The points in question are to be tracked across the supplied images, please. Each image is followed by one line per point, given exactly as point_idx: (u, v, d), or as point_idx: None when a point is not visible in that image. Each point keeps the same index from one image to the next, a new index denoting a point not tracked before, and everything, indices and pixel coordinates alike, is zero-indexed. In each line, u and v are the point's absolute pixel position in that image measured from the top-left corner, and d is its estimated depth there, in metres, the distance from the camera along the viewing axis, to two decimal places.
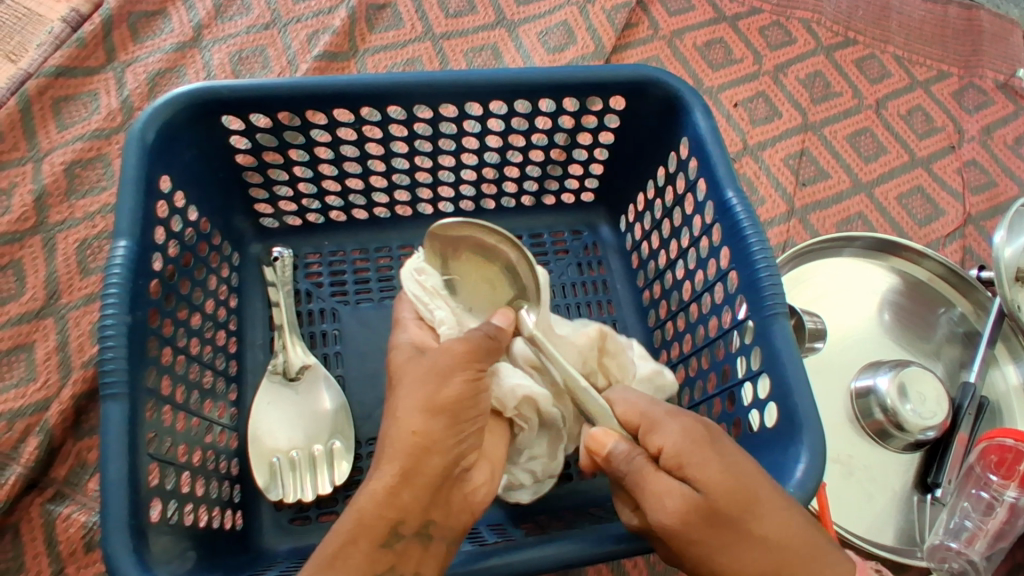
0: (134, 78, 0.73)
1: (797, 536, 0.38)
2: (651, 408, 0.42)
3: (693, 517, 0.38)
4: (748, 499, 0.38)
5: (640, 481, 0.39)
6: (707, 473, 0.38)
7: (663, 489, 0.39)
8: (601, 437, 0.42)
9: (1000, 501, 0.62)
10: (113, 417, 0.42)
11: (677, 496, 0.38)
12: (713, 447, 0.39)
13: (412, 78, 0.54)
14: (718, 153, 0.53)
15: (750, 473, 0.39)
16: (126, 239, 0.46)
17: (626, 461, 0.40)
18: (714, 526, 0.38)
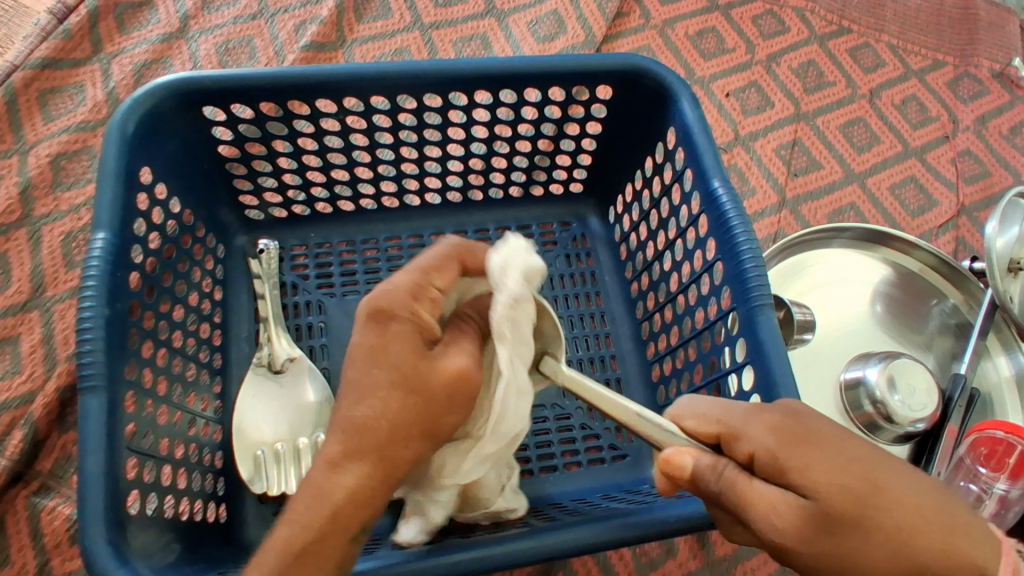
0: (120, 70, 0.73)
1: (933, 515, 0.33)
2: (723, 414, 0.38)
3: (812, 526, 0.33)
4: (866, 491, 0.33)
5: (743, 497, 0.35)
6: (810, 474, 0.34)
7: (772, 499, 0.35)
8: (675, 457, 0.37)
9: (989, 493, 0.60)
10: (91, 410, 0.42)
11: (790, 507, 0.34)
12: (809, 443, 0.35)
13: (395, 69, 0.54)
14: (705, 143, 0.53)
15: (862, 459, 0.35)
16: (105, 231, 0.46)
17: (719, 477, 0.36)
18: (835, 532, 0.33)
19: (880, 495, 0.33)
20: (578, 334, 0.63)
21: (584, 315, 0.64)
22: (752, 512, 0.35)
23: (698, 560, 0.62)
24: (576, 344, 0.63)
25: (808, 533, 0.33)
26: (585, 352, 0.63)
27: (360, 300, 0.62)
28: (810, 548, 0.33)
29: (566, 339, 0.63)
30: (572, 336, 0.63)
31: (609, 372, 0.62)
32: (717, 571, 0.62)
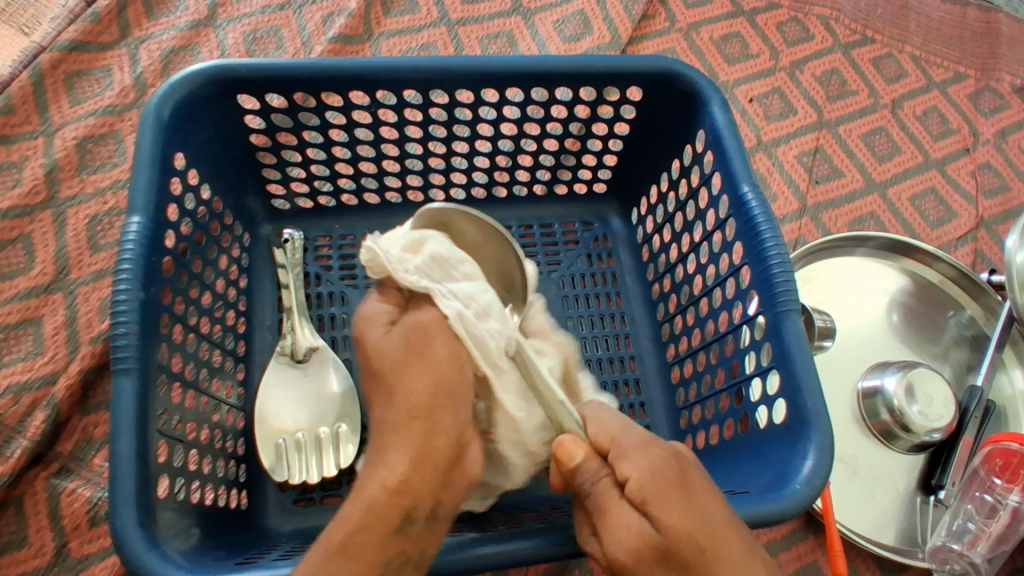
0: (147, 55, 0.73)
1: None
2: (624, 433, 0.40)
3: (649, 556, 0.36)
4: (709, 543, 0.36)
5: (605, 508, 0.38)
6: (661, 519, 0.36)
7: (620, 520, 0.37)
8: (568, 448, 0.41)
9: (1003, 504, 0.61)
10: (123, 393, 0.42)
11: (630, 535, 0.37)
12: (682, 487, 0.37)
13: (431, 63, 0.54)
14: (735, 147, 0.53)
15: (722, 515, 0.37)
16: (141, 215, 0.46)
17: (592, 484, 0.40)
18: (668, 566, 0.36)
19: (718, 564, 0.35)
20: (598, 334, 0.64)
21: (604, 315, 0.64)
22: (606, 527, 0.38)
23: None
24: (596, 343, 0.63)
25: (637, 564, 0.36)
26: (605, 352, 0.63)
27: None
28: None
29: (586, 338, 0.63)
30: (592, 335, 0.63)
31: (627, 372, 0.63)
32: None
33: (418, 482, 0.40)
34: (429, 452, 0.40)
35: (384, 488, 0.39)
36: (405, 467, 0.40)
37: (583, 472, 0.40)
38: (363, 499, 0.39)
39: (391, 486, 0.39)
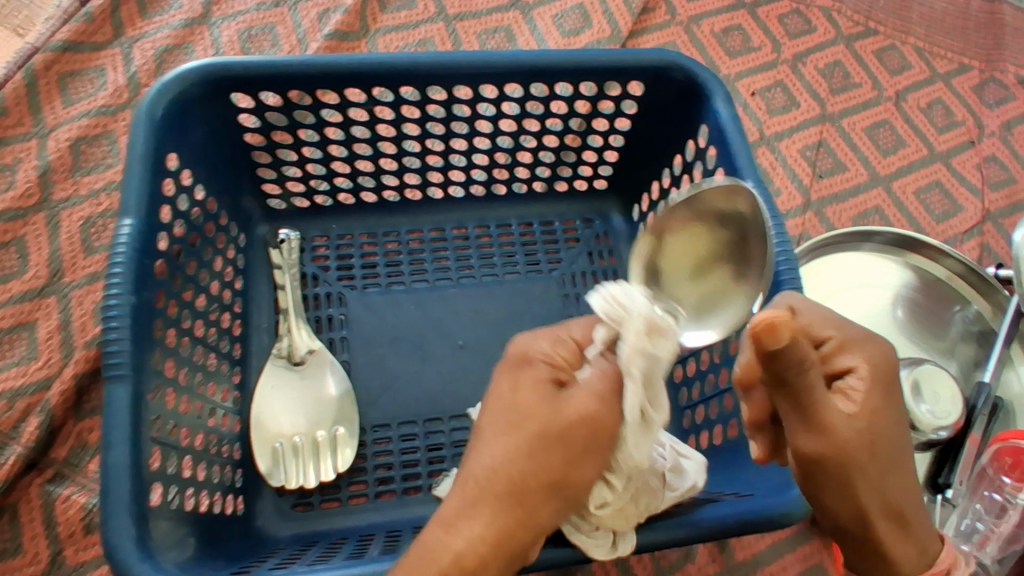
0: (141, 55, 0.72)
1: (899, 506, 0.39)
2: (842, 325, 0.40)
3: (863, 447, 0.37)
4: (896, 441, 0.38)
5: (814, 407, 0.36)
6: (874, 425, 0.37)
7: (831, 424, 0.36)
8: (779, 326, 0.33)
9: (1014, 504, 0.60)
10: (116, 401, 0.42)
11: (830, 437, 0.36)
12: (889, 391, 0.38)
13: (427, 59, 0.53)
14: (739, 142, 0.52)
15: (890, 421, 0.38)
16: (133, 217, 0.45)
17: (797, 370, 0.35)
18: (876, 457, 0.37)
19: (894, 472, 0.38)
20: None
21: None
22: (801, 418, 0.36)
23: (717, 564, 0.59)
24: None
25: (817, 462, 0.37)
26: None
27: (381, 294, 0.62)
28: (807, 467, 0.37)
29: None
30: None
31: None
32: None
33: (494, 558, 0.36)
34: (516, 531, 0.36)
35: (459, 564, 0.35)
36: (483, 538, 0.36)
37: (778, 346, 0.33)
38: (427, 556, 0.36)
39: (465, 564, 0.35)
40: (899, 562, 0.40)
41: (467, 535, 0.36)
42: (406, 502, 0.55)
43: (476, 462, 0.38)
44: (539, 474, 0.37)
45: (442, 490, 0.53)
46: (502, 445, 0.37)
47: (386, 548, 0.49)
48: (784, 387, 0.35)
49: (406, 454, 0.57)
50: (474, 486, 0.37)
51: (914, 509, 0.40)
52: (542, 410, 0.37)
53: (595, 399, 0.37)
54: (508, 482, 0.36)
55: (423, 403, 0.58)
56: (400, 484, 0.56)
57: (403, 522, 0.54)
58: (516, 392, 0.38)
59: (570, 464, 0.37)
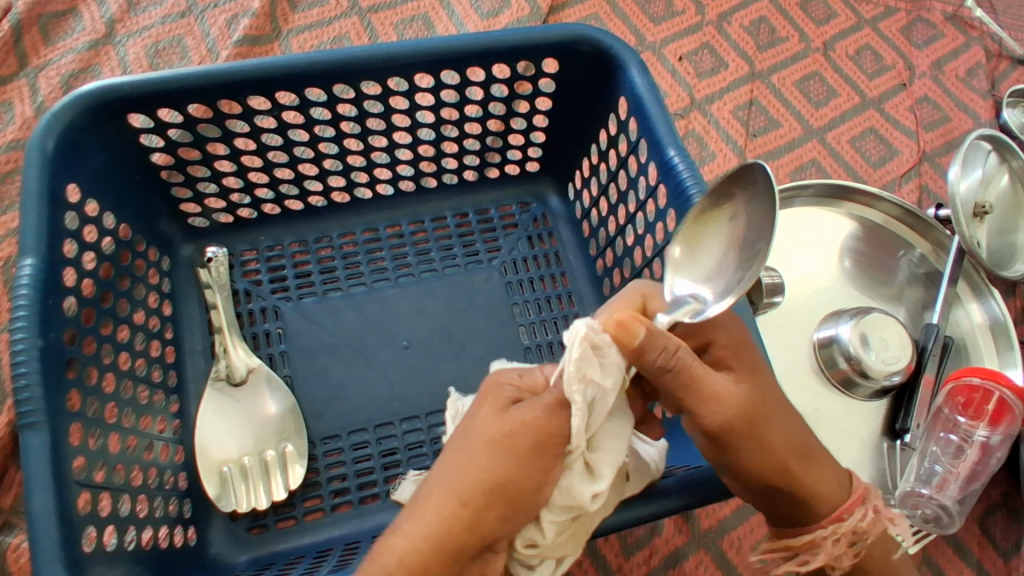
0: (47, 83, 0.69)
1: (799, 455, 0.38)
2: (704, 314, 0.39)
3: (740, 418, 0.36)
4: (771, 407, 0.38)
5: (689, 384, 0.36)
6: (755, 382, 0.38)
7: (715, 389, 0.36)
8: (630, 324, 0.35)
9: (969, 442, 0.63)
10: (33, 448, 0.40)
11: (726, 410, 0.36)
12: (755, 362, 0.38)
13: (327, 57, 0.51)
14: (657, 111, 0.51)
15: (767, 389, 0.38)
16: (33, 256, 0.43)
17: (664, 357, 0.35)
18: (757, 423, 0.37)
19: (786, 422, 0.38)
20: (546, 317, 0.61)
21: (550, 297, 0.62)
22: (693, 388, 0.36)
23: (684, 534, 0.59)
24: (544, 327, 0.61)
25: (716, 429, 0.36)
26: (555, 335, 0.60)
27: (319, 302, 0.60)
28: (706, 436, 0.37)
29: (534, 323, 0.61)
30: (539, 320, 0.61)
31: None
32: (705, 543, 0.59)
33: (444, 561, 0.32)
34: (463, 530, 0.33)
35: (404, 563, 0.32)
36: (426, 538, 0.32)
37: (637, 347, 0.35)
38: (375, 559, 0.33)
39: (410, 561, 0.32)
40: (823, 499, 0.39)
41: (412, 536, 0.33)
42: (364, 511, 0.54)
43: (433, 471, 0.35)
44: (487, 472, 0.33)
45: (402, 493, 0.52)
46: (458, 446, 0.34)
47: (339, 562, 0.47)
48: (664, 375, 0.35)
49: (360, 463, 0.55)
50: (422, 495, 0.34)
51: (815, 457, 0.39)
52: (492, 421, 0.34)
53: (544, 408, 0.34)
54: (457, 482, 0.33)
55: (371, 410, 0.57)
56: (357, 494, 0.54)
57: (362, 531, 0.53)
58: (478, 408, 0.36)
59: (517, 466, 0.33)
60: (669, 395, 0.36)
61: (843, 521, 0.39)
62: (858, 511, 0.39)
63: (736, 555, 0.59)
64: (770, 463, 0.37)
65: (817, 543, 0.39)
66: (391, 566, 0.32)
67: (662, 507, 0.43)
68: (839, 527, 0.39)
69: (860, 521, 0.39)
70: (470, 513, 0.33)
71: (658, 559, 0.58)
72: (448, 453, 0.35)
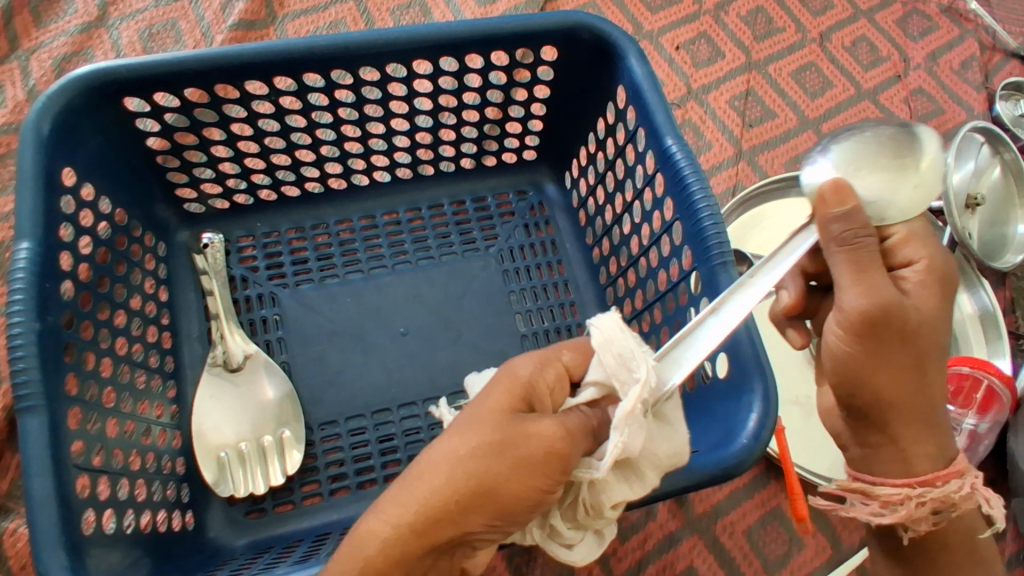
0: (38, 66, 0.68)
1: (920, 395, 0.37)
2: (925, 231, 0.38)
3: (892, 328, 0.35)
4: (932, 339, 0.36)
5: (864, 271, 0.35)
6: (922, 311, 0.36)
7: (883, 290, 0.34)
8: (844, 189, 0.35)
9: (959, 430, 0.63)
10: (32, 431, 0.40)
11: (881, 303, 0.34)
12: (946, 290, 0.37)
13: (325, 41, 0.51)
14: (655, 99, 0.51)
15: (937, 323, 0.36)
16: (29, 239, 0.43)
17: (854, 236, 0.35)
18: (907, 343, 0.35)
19: (929, 365, 0.37)
20: (543, 305, 0.61)
21: (547, 285, 0.62)
22: (857, 278, 0.34)
23: (678, 519, 0.60)
24: (541, 315, 0.61)
25: (859, 328, 0.35)
26: (551, 323, 0.61)
27: (316, 289, 0.60)
28: (847, 333, 0.35)
29: (530, 311, 0.61)
30: (536, 308, 0.61)
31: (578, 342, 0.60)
32: (699, 529, 0.60)
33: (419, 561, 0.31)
34: (445, 526, 0.30)
35: (385, 550, 0.30)
36: (407, 529, 0.30)
37: (841, 213, 0.35)
38: (355, 541, 0.31)
39: (390, 546, 0.30)
40: (912, 453, 0.38)
41: (394, 523, 0.30)
42: (361, 496, 0.54)
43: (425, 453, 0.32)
44: (482, 474, 0.31)
45: None
46: (455, 435, 0.32)
47: (338, 545, 0.47)
48: (842, 254, 0.35)
49: (357, 448, 0.56)
50: (409, 480, 0.31)
51: (929, 411, 0.38)
52: (501, 420, 0.32)
53: (559, 424, 0.32)
54: (448, 476, 0.31)
55: (369, 396, 0.57)
56: (355, 479, 0.55)
57: (360, 516, 0.53)
58: (486, 398, 0.32)
59: (513, 477, 0.31)
60: (834, 277, 0.35)
61: (933, 486, 0.38)
62: (955, 482, 0.38)
63: (729, 540, 0.60)
64: (886, 385, 0.36)
65: (897, 501, 0.39)
66: (370, 554, 0.30)
67: (658, 490, 0.42)
68: (926, 492, 0.38)
69: (953, 492, 0.38)
70: (456, 509, 0.30)
71: (652, 543, 0.59)
72: (444, 437, 0.32)
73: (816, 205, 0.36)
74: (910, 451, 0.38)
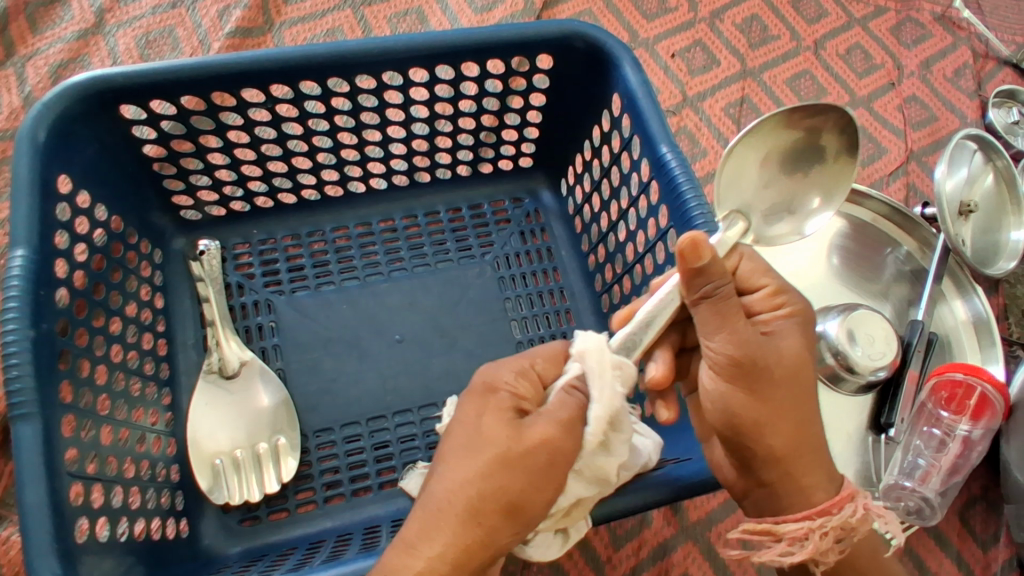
0: (35, 72, 0.68)
1: (803, 429, 0.38)
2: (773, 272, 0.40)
3: (754, 368, 0.36)
4: (799, 374, 0.37)
5: (722, 315, 0.36)
6: (788, 352, 0.37)
7: (742, 332, 0.36)
8: (700, 242, 0.35)
9: (952, 436, 0.64)
10: (25, 439, 0.40)
11: (741, 345, 0.36)
12: (806, 329, 0.39)
13: (321, 50, 0.51)
14: (650, 107, 0.51)
15: (804, 361, 0.38)
16: (24, 247, 0.43)
17: (716, 287, 0.36)
18: (774, 381, 0.37)
19: (805, 399, 0.38)
20: (538, 312, 0.62)
21: (542, 292, 0.62)
22: (719, 324, 0.36)
23: (673, 526, 0.60)
24: (536, 322, 0.61)
25: (729, 369, 0.37)
26: (547, 330, 0.61)
27: (311, 296, 0.60)
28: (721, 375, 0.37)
29: (526, 318, 0.61)
30: (531, 314, 0.61)
31: None
32: (694, 535, 0.60)
33: None
34: (479, 551, 0.33)
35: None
36: (442, 559, 0.32)
37: (698, 268, 0.36)
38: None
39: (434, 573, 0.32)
40: (807, 485, 0.38)
41: (427, 555, 0.32)
42: (355, 504, 0.54)
43: (436, 484, 0.34)
44: (502, 495, 0.33)
45: (408, 482, 0.53)
46: (464, 461, 0.34)
47: (332, 553, 0.47)
48: (704, 305, 0.37)
49: (351, 455, 0.56)
50: (433, 510, 0.33)
51: (817, 443, 0.38)
52: (507, 434, 0.34)
53: (554, 424, 0.35)
54: (467, 500, 0.33)
55: (365, 403, 0.57)
56: (349, 487, 0.55)
57: (354, 524, 0.53)
58: (478, 419, 0.35)
59: (520, 483, 0.33)
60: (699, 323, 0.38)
61: (831, 514, 0.38)
62: (848, 507, 0.38)
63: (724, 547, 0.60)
64: (765, 426, 0.37)
65: (803, 536, 0.38)
66: None
67: (651, 498, 0.42)
68: (826, 521, 0.37)
69: (849, 517, 0.38)
70: (484, 527, 0.33)
71: (647, 551, 0.59)
72: (453, 463, 0.34)
73: (677, 261, 0.36)
74: (806, 484, 0.38)
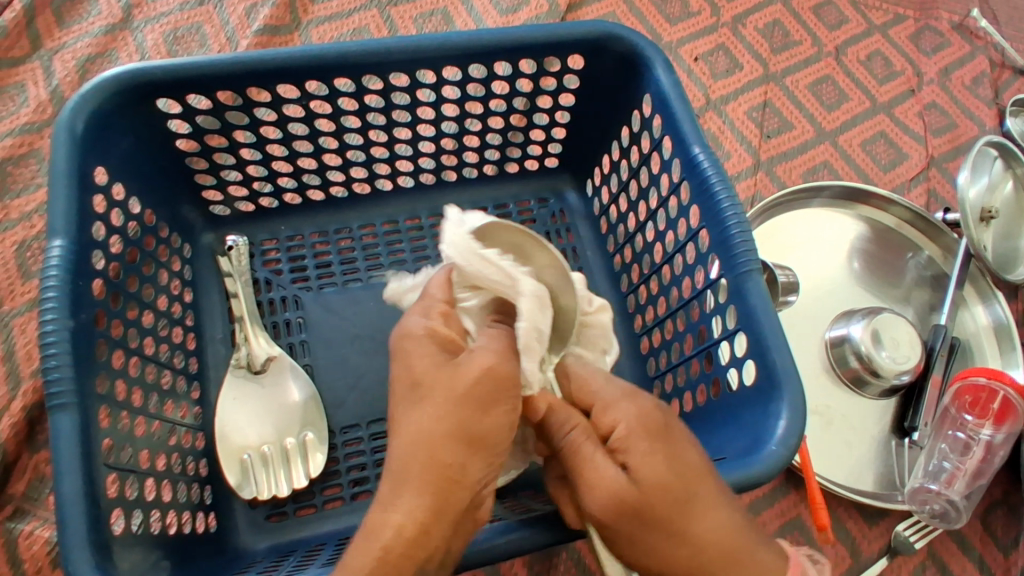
0: (62, 67, 0.68)
1: (728, 551, 0.35)
2: (608, 386, 0.39)
3: (621, 503, 0.34)
4: (681, 493, 0.35)
5: (578, 462, 0.36)
6: (643, 477, 0.35)
7: (601, 475, 0.35)
8: (540, 399, 0.39)
9: (976, 440, 0.64)
10: (63, 429, 0.40)
11: (609, 492, 0.35)
12: (665, 440, 0.36)
13: (357, 47, 0.51)
14: (682, 108, 0.51)
15: (673, 481, 0.35)
16: (63, 237, 0.43)
17: (568, 434, 0.37)
18: (647, 513, 0.34)
19: (697, 516, 0.35)
20: None
21: None
22: (581, 478, 0.36)
23: None
24: None
25: (617, 511, 0.34)
26: None
27: (338, 293, 0.60)
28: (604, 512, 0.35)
29: None
30: None
31: None
32: None
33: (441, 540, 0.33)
34: (455, 489, 0.33)
35: (401, 535, 0.32)
36: (425, 512, 0.33)
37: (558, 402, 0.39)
38: (371, 536, 0.32)
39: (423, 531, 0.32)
40: None
41: (407, 509, 0.33)
42: None
43: (405, 425, 0.35)
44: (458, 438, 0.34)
45: None
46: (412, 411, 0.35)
47: None
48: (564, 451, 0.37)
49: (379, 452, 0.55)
50: (402, 468, 0.33)
51: (749, 554, 0.36)
52: (445, 371, 0.35)
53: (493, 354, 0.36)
54: (432, 445, 0.33)
55: None
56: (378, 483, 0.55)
57: None
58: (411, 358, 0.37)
59: (468, 417, 0.34)
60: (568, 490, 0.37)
61: None
62: None
63: None
64: (671, 559, 0.35)
65: None
66: (389, 541, 0.32)
67: None
68: None
69: None
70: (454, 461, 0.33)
71: None
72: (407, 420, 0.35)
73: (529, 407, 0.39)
74: None
